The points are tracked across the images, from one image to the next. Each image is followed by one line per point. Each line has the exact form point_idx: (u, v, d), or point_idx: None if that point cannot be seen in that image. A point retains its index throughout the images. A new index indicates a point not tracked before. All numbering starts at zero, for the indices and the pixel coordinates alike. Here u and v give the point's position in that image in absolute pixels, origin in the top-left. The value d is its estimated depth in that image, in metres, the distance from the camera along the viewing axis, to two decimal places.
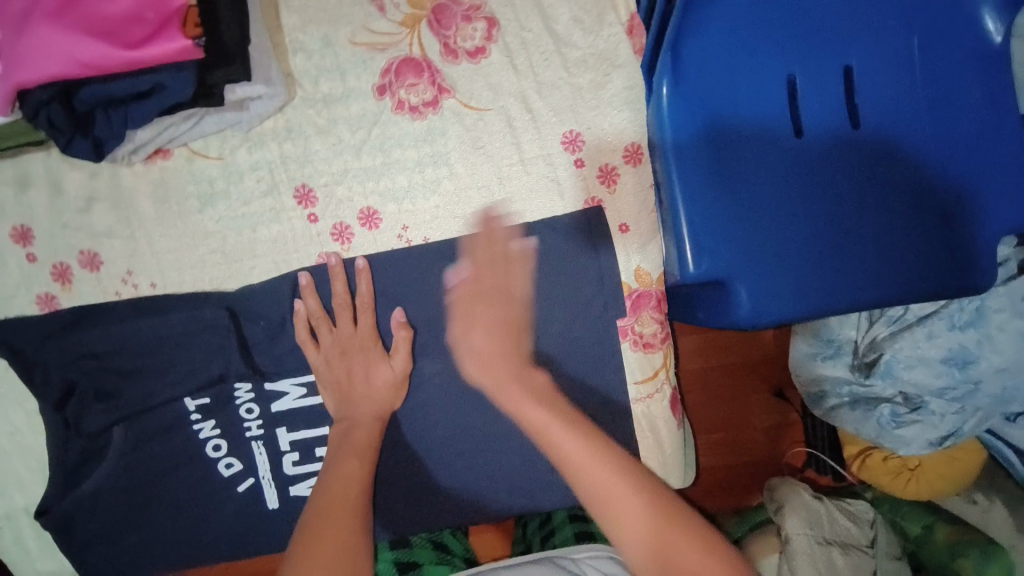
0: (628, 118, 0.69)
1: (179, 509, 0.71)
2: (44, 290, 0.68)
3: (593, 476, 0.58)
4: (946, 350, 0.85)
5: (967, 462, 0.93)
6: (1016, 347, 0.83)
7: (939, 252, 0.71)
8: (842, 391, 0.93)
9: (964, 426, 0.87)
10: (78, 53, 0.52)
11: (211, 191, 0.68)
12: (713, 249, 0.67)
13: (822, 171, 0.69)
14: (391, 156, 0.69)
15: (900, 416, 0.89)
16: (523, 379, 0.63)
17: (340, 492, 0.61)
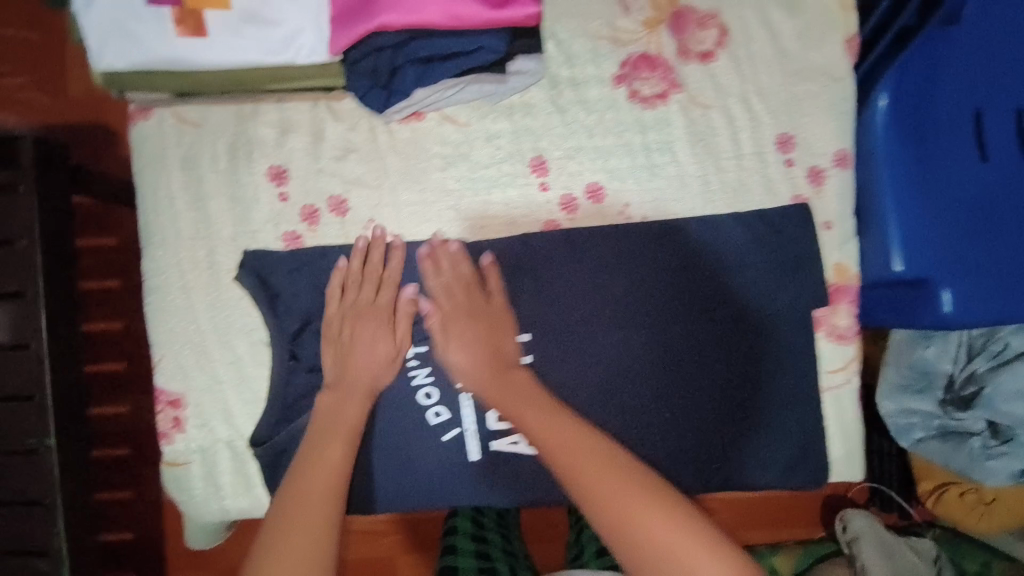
0: (841, 126, 0.74)
1: (389, 450, 0.74)
2: (291, 229, 0.72)
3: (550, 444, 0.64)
4: None
5: None
6: None
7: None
8: (931, 424, 0.93)
9: None
10: (450, 7, 0.61)
11: (455, 154, 0.73)
12: (923, 254, 0.72)
13: (1010, 197, 0.73)
14: (623, 139, 0.74)
15: (991, 448, 0.90)
16: (510, 380, 0.68)
17: (337, 461, 0.65)
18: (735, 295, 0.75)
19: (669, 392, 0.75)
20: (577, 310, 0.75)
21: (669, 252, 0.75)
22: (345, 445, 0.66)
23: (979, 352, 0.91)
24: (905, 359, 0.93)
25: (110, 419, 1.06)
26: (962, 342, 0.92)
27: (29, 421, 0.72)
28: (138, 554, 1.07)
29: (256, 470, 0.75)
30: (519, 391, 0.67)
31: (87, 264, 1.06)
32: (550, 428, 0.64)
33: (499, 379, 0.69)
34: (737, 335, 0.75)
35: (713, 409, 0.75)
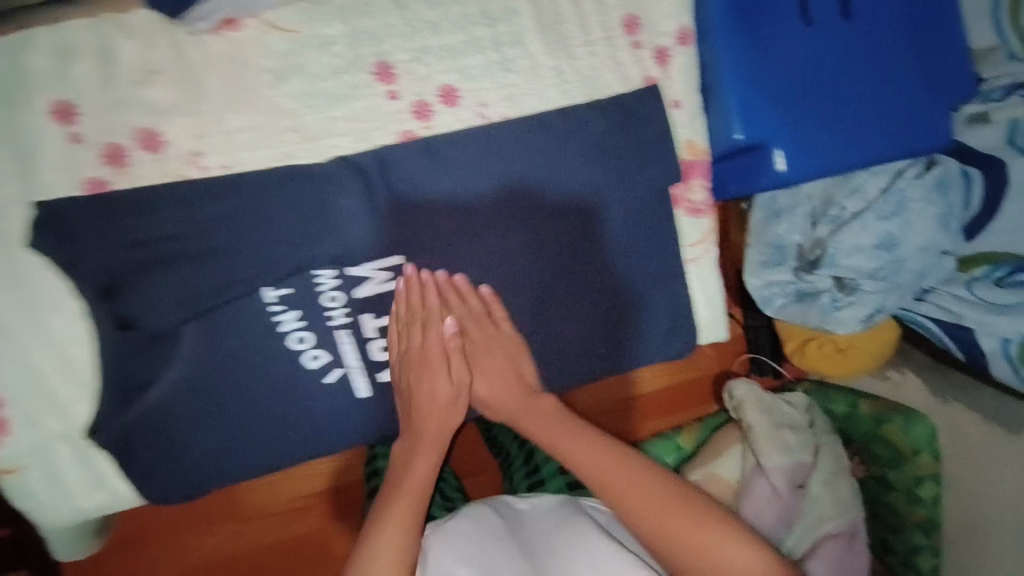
0: (678, 3, 0.76)
1: (273, 402, 0.70)
2: (94, 175, 0.62)
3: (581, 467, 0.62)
4: (875, 237, 0.96)
5: (883, 336, 1.09)
6: (935, 228, 0.94)
7: (900, 120, 0.83)
8: (789, 289, 1.03)
9: (889, 303, 0.98)
10: None
11: (286, 65, 0.65)
12: (757, 118, 0.77)
13: (822, 56, 0.80)
14: (471, 34, 0.70)
15: (839, 300, 1.00)
16: (583, 419, 0.67)
17: (398, 521, 0.58)
18: (591, 187, 0.76)
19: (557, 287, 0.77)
20: (435, 223, 0.71)
21: (526, 152, 0.73)
22: (409, 533, 0.58)
23: (822, 218, 0.99)
24: (764, 238, 1.03)
25: None
26: (808, 214, 1.01)
27: None
28: None
29: (101, 456, 0.70)
30: (547, 416, 0.66)
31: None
32: (597, 456, 0.62)
33: (524, 404, 0.67)
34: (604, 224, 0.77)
35: (583, 300, 0.78)
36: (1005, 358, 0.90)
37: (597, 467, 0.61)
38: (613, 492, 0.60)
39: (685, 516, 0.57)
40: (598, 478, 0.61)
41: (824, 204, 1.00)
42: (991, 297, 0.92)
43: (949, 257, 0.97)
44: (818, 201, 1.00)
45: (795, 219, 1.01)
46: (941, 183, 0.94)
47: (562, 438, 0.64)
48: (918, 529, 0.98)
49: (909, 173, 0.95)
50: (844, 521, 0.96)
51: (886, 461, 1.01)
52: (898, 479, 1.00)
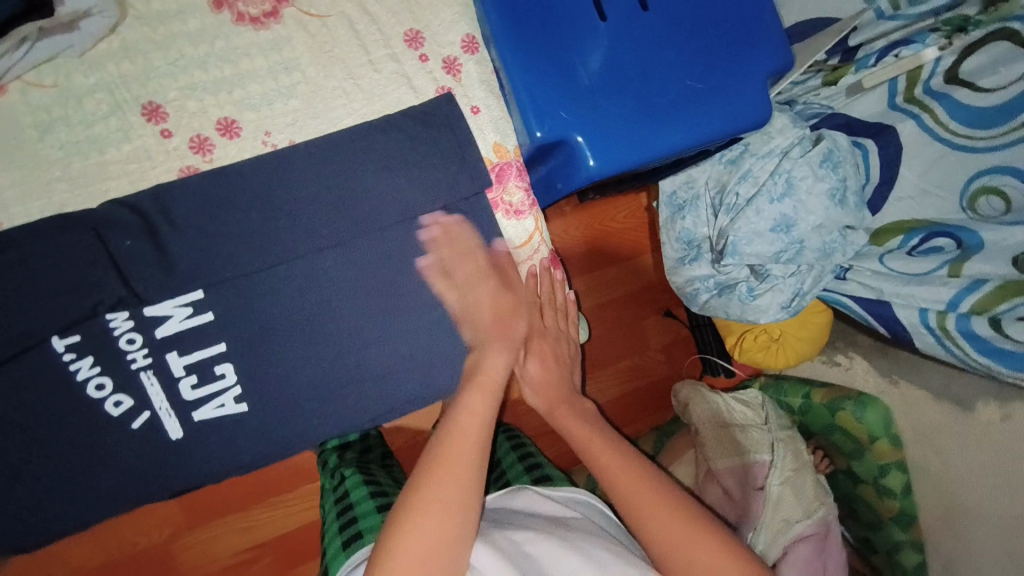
0: (458, 12, 0.77)
1: (75, 453, 0.69)
2: None
3: (596, 450, 0.67)
4: (772, 220, 0.94)
5: (813, 323, 1.10)
6: (825, 205, 0.92)
7: (712, 102, 0.82)
8: (710, 285, 1.04)
9: (805, 285, 0.99)
10: None
11: (50, 119, 0.66)
12: (555, 115, 0.77)
13: (619, 49, 0.80)
14: (240, 67, 0.71)
15: (755, 289, 1.00)
16: (576, 405, 0.75)
17: (463, 429, 0.62)
18: (394, 200, 0.75)
19: (376, 304, 0.75)
20: (230, 256, 0.70)
21: (314, 173, 0.72)
22: (486, 400, 0.66)
23: (721, 208, 1.00)
24: (675, 232, 1.05)
25: None
26: (710, 205, 1.02)
27: None
28: None
29: None
30: (583, 413, 0.74)
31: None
32: (597, 438, 0.69)
33: (567, 398, 0.75)
34: (413, 235, 0.76)
35: (410, 315, 0.76)
36: (926, 329, 0.86)
37: (595, 453, 0.67)
38: (606, 476, 0.64)
39: (692, 531, 0.57)
40: (606, 474, 0.65)
41: (720, 193, 1.01)
42: (906, 268, 0.89)
43: (859, 231, 0.96)
44: (715, 190, 1.02)
45: (699, 213, 1.03)
46: (828, 158, 0.92)
47: (596, 441, 0.68)
48: (895, 523, 0.97)
49: (793, 153, 0.94)
50: (812, 521, 0.99)
51: (850, 451, 1.02)
52: (864, 470, 1.01)
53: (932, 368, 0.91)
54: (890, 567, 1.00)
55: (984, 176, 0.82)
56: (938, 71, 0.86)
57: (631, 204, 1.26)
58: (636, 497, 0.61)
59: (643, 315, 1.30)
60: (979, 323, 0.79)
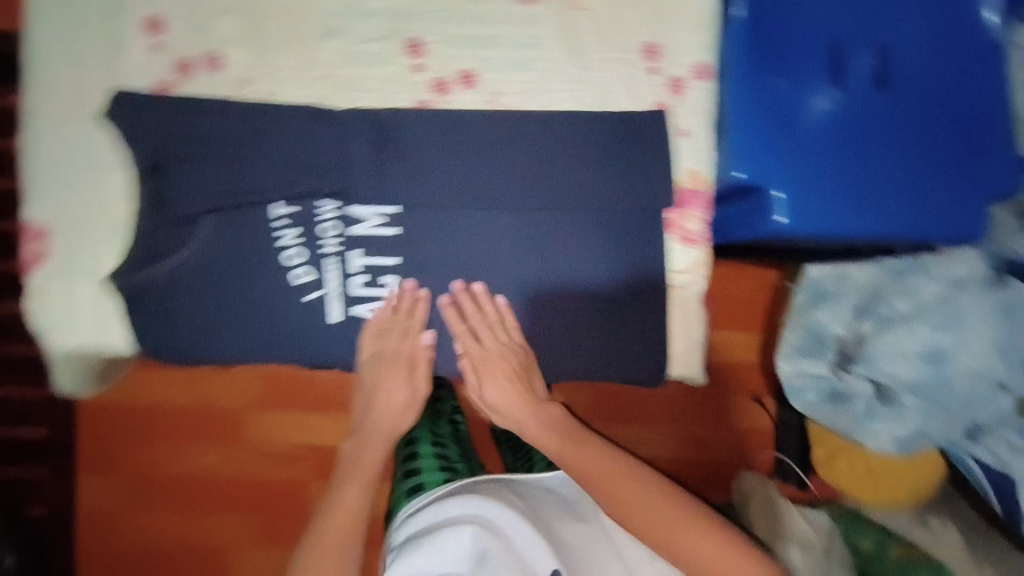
0: (702, 39, 0.79)
1: (258, 303, 0.79)
2: (161, 80, 0.75)
3: (633, 513, 0.71)
4: (927, 345, 0.85)
5: (921, 470, 1.08)
6: (991, 344, 0.83)
7: (923, 201, 0.79)
8: (823, 387, 0.90)
9: (932, 428, 0.88)
10: None
11: (333, 26, 0.76)
12: (758, 161, 0.77)
13: (844, 121, 0.79)
14: (495, 31, 0.78)
15: (875, 412, 0.89)
16: (614, 454, 0.77)
17: (354, 502, 0.76)
18: (582, 189, 0.80)
19: (541, 275, 0.82)
20: (430, 188, 0.79)
21: (526, 144, 0.79)
22: (362, 491, 0.78)
23: (868, 311, 0.88)
24: (802, 320, 0.90)
25: None
26: (855, 301, 0.87)
27: None
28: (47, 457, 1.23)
29: (114, 312, 0.78)
30: (620, 477, 0.74)
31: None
32: (657, 501, 0.72)
33: (610, 472, 0.75)
34: (587, 225, 0.81)
35: (554, 293, 0.82)
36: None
37: (630, 506, 0.72)
38: (643, 523, 0.70)
39: (749, 566, 0.65)
40: (646, 530, 0.70)
41: (871, 296, 0.87)
42: None
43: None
44: (869, 288, 0.87)
45: (841, 306, 0.88)
46: (1009, 305, 0.82)
47: (622, 481, 0.74)
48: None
49: (969, 285, 0.82)
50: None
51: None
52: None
53: None
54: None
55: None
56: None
57: (758, 279, 1.26)
58: (638, 507, 0.71)
59: (733, 386, 1.28)
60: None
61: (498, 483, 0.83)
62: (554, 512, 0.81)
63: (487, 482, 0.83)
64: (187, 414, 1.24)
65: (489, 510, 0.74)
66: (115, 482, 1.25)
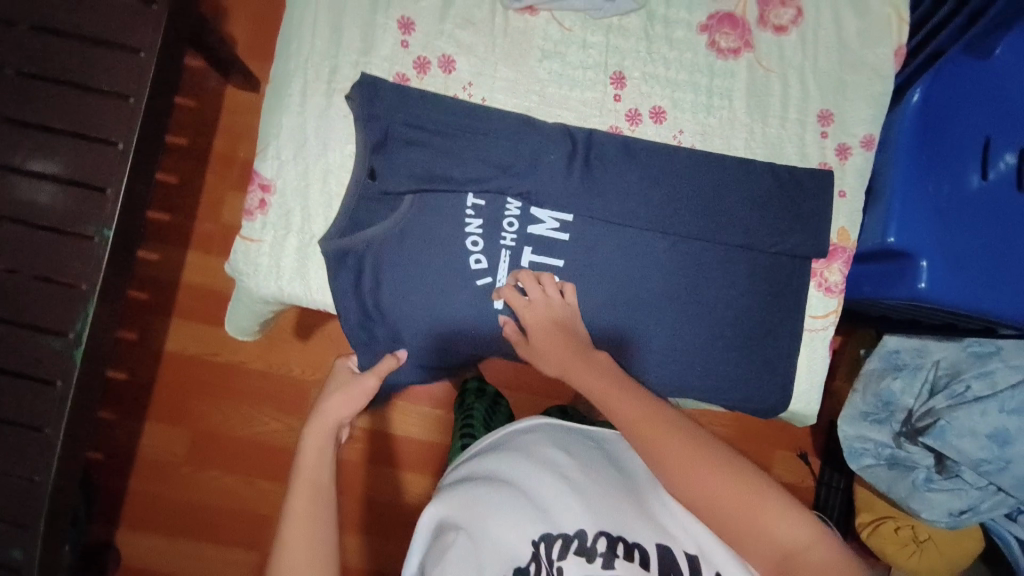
0: (872, 115, 0.89)
1: (444, 282, 0.85)
2: (402, 71, 0.85)
3: (661, 443, 0.63)
4: (991, 429, 1.15)
5: (963, 545, 1.32)
6: (999, 419, 1.15)
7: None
8: (881, 452, 1.26)
9: (980, 504, 1.19)
10: None
11: (553, 50, 0.87)
12: (915, 233, 0.86)
13: (989, 211, 0.87)
14: (691, 78, 0.88)
15: (932, 481, 1.21)
16: (600, 364, 0.72)
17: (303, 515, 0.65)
18: (742, 229, 0.87)
19: (688, 302, 0.88)
20: (609, 204, 0.86)
21: (700, 180, 0.87)
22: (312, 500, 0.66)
23: (941, 389, 1.22)
24: (873, 389, 1.27)
25: (148, 263, 1.39)
26: (928, 381, 1.25)
27: (109, 160, 0.94)
28: (126, 392, 1.40)
29: (314, 266, 0.86)
30: (624, 395, 0.68)
31: (177, 118, 1.40)
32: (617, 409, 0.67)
33: (584, 362, 0.72)
34: (741, 260, 0.88)
35: (700, 321, 0.89)
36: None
37: (656, 442, 0.64)
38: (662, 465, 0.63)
39: (764, 509, 0.60)
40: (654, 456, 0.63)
41: (950, 376, 1.22)
42: None
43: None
44: (944, 374, 1.23)
45: (912, 381, 1.25)
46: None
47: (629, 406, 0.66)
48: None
49: (966, 373, 1.20)
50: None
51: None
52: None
53: None
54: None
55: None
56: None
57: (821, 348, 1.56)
58: (679, 459, 0.62)
59: (781, 446, 1.58)
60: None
61: (551, 433, 0.76)
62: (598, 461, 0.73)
63: (546, 427, 0.77)
64: (261, 378, 1.41)
65: (526, 463, 0.70)
66: (184, 431, 1.40)
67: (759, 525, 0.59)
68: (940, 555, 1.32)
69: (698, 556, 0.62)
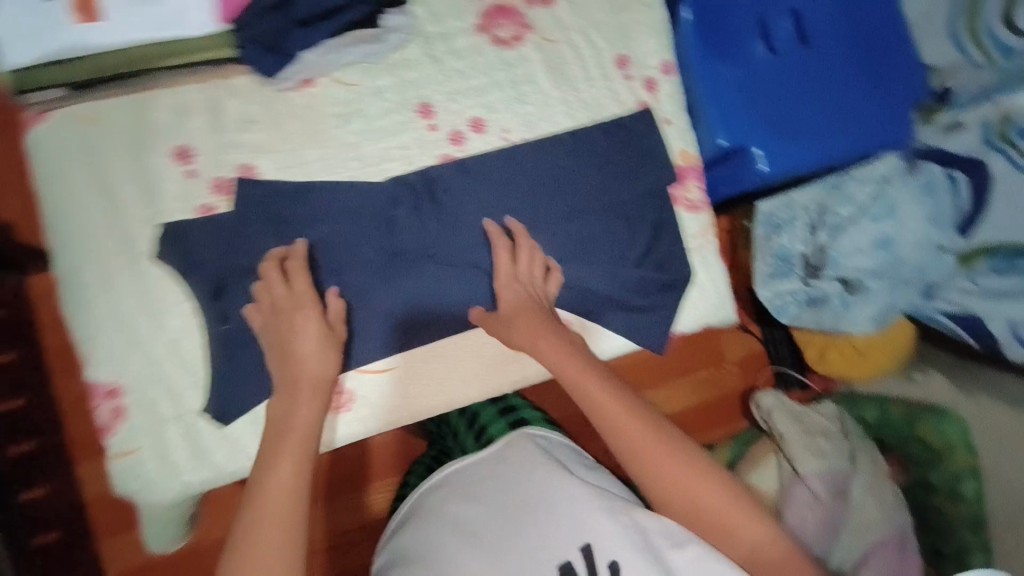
0: (660, 42, 0.93)
1: (356, 381, 0.82)
2: (204, 202, 0.77)
3: (644, 454, 0.65)
4: (872, 237, 1.18)
5: (891, 342, 1.32)
6: (872, 226, 1.18)
7: (852, 135, 0.99)
8: (799, 300, 1.25)
9: (897, 299, 1.22)
10: None
11: (349, 111, 0.82)
12: (734, 129, 0.93)
13: (790, 74, 0.95)
14: (490, 78, 0.87)
15: (848, 301, 1.22)
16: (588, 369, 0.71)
17: (282, 479, 0.59)
18: (598, 192, 0.90)
19: (595, 278, 0.89)
20: (474, 228, 0.86)
21: (542, 165, 0.88)
22: (297, 463, 0.61)
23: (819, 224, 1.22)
24: (769, 249, 1.22)
25: None
26: (806, 223, 1.22)
27: None
28: None
29: (209, 440, 0.79)
30: (610, 414, 0.67)
31: None
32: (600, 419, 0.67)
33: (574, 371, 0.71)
34: (615, 220, 0.90)
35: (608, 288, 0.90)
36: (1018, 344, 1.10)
37: (647, 454, 0.65)
38: (653, 475, 0.64)
39: (741, 514, 0.63)
40: (643, 466, 0.65)
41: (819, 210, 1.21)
42: (998, 287, 1.11)
43: (948, 253, 1.18)
44: (813, 209, 1.22)
45: (794, 230, 1.22)
46: (883, 202, 1.18)
47: (604, 409, 0.67)
48: (965, 527, 1.16)
49: (829, 198, 1.20)
50: (888, 529, 1.17)
51: (923, 460, 1.25)
52: (940, 479, 1.22)
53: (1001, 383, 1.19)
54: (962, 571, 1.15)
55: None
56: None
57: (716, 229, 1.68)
58: (663, 468, 0.64)
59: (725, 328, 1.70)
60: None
61: (465, 477, 0.68)
62: (501, 486, 0.67)
63: (450, 477, 0.70)
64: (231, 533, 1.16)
65: (442, 521, 0.64)
66: None
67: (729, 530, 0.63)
68: (880, 352, 1.34)
69: (592, 544, 0.60)
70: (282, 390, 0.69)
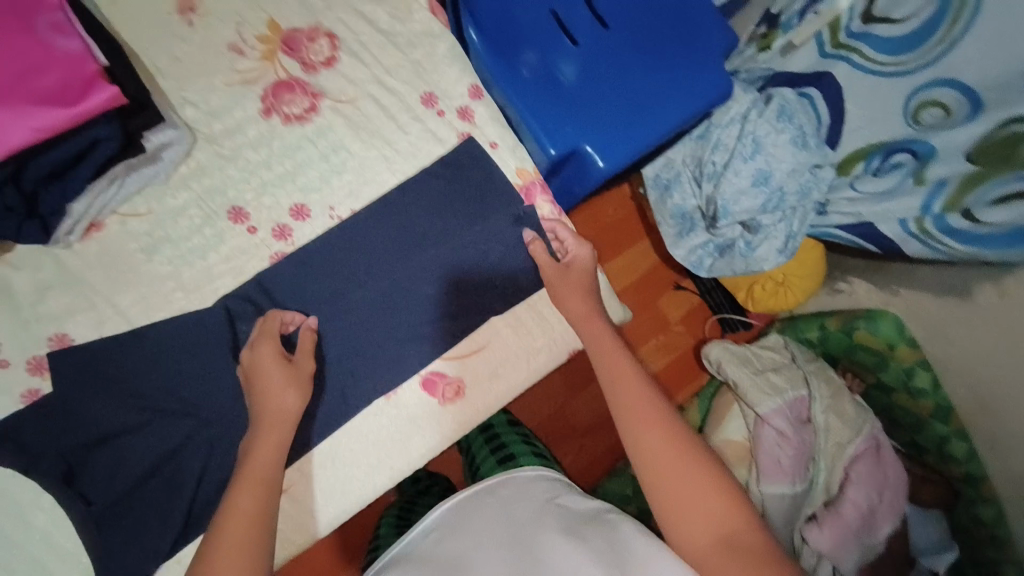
0: (461, 68, 0.90)
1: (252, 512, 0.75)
2: (28, 386, 0.71)
3: (617, 372, 0.70)
4: (751, 176, 1.12)
5: (811, 259, 1.28)
6: (750, 168, 1.11)
7: (677, 86, 0.97)
8: (710, 248, 1.23)
9: (794, 227, 1.17)
10: (31, 122, 0.62)
11: (154, 241, 0.76)
12: (560, 134, 0.93)
13: (598, 63, 0.95)
14: (297, 158, 0.83)
15: (751, 241, 1.18)
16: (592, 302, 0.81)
17: (249, 504, 0.62)
18: (452, 237, 0.87)
19: (472, 316, 0.87)
20: (333, 316, 0.82)
21: (383, 230, 0.85)
22: (258, 492, 0.63)
23: (703, 177, 1.18)
24: (668, 209, 1.25)
25: None
26: (692, 179, 1.21)
27: None
28: None
29: None
30: (605, 346, 0.74)
31: None
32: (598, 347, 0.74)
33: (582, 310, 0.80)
34: (475, 257, 0.88)
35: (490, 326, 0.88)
36: (911, 237, 1.01)
37: (623, 383, 0.69)
38: (627, 396, 0.67)
39: (692, 459, 0.61)
40: (618, 388, 0.68)
41: (699, 166, 1.19)
42: (879, 188, 1.06)
43: (826, 167, 1.13)
44: (693, 166, 1.20)
45: (683, 188, 1.22)
46: (754, 145, 1.11)
47: (600, 342, 0.75)
48: (936, 419, 1.15)
49: (705, 152, 1.17)
50: (862, 438, 1.23)
51: (872, 364, 1.25)
52: (892, 379, 1.22)
53: (924, 269, 1.09)
54: (943, 457, 1.18)
55: (922, 93, 0.94)
56: (854, 18, 1.03)
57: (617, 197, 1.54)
58: (635, 402, 0.66)
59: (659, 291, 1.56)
60: (954, 220, 0.93)
61: (474, 509, 0.66)
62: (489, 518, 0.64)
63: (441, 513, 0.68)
64: None
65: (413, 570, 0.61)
66: None
67: (674, 474, 0.60)
68: (806, 279, 1.30)
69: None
70: (252, 424, 0.71)
